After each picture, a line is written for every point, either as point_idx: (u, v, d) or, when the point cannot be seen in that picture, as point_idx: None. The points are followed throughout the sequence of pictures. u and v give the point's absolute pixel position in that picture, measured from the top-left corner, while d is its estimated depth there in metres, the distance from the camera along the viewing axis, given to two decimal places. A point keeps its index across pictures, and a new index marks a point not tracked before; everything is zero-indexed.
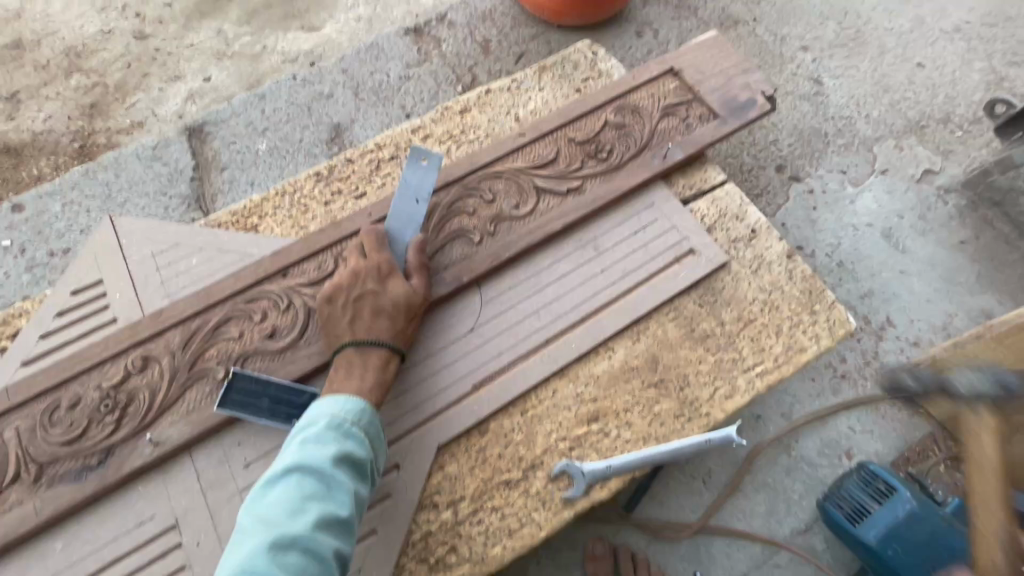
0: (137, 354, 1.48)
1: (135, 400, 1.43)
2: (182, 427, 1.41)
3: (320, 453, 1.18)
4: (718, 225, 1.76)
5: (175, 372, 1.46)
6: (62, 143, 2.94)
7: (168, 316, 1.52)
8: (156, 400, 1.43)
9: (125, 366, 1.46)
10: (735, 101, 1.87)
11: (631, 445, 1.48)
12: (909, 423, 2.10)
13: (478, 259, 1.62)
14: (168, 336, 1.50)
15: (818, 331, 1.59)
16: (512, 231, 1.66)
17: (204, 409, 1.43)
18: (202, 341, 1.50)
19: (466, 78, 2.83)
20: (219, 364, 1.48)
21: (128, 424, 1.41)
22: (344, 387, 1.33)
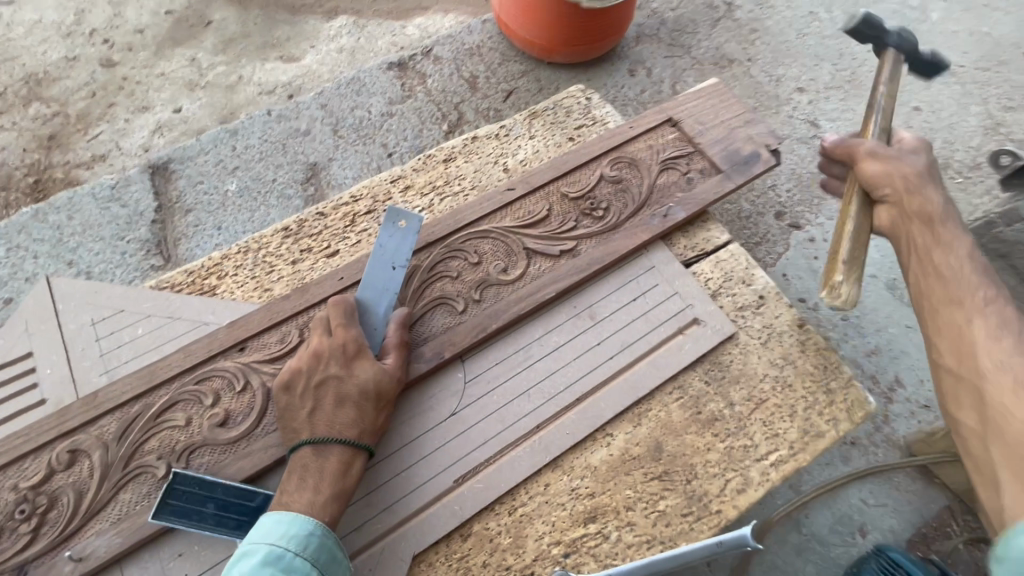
0: (63, 447, 1.28)
1: (58, 503, 1.23)
2: (110, 538, 1.20)
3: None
4: (723, 291, 1.61)
5: (107, 469, 1.26)
6: (15, 177, 2.72)
7: (103, 400, 1.32)
8: (83, 504, 1.23)
9: (48, 462, 1.26)
10: (738, 155, 1.74)
11: (633, 550, 1.31)
12: (923, 495, 1.96)
13: (461, 332, 1.45)
14: (102, 424, 1.31)
15: (836, 414, 1.45)
16: (498, 298, 1.51)
17: (138, 515, 1.22)
18: (141, 431, 1.30)
19: (452, 115, 2.69)
20: (160, 457, 1.28)
21: (48, 534, 1.20)
22: (296, 500, 1.17)
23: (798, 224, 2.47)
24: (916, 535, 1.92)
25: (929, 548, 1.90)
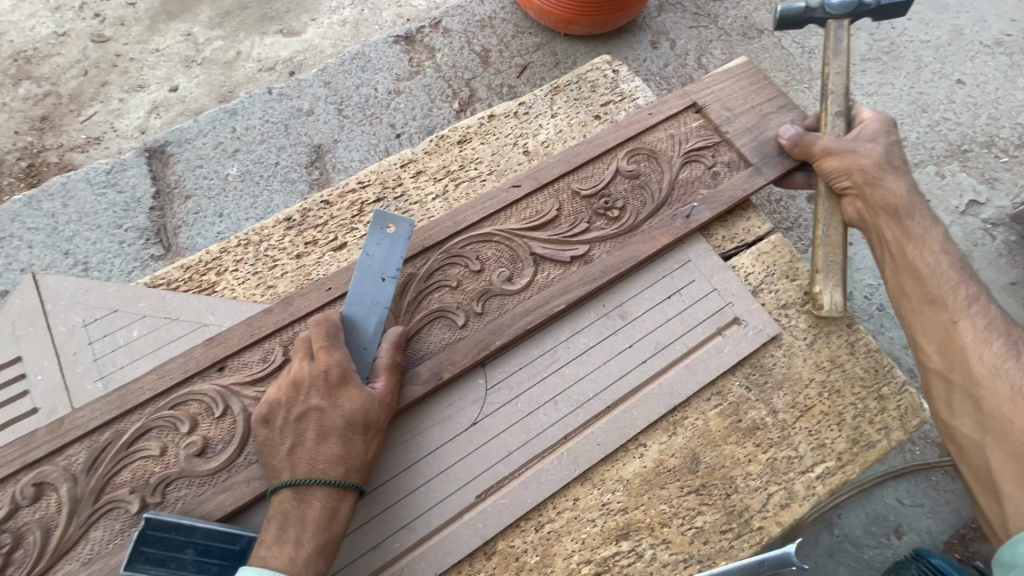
0: (27, 480, 1.17)
1: (23, 543, 1.13)
2: None
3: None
4: (765, 287, 1.48)
5: (75, 505, 1.16)
6: (7, 161, 2.60)
7: (71, 428, 1.21)
8: (50, 544, 1.13)
9: (11, 497, 1.16)
10: (770, 145, 1.56)
11: (669, 569, 1.22)
12: (963, 495, 1.87)
13: (460, 348, 1.33)
14: (69, 455, 1.19)
15: (889, 422, 1.34)
16: (501, 309, 1.39)
17: (111, 555, 1.12)
18: (111, 462, 1.19)
19: (463, 93, 2.54)
20: (133, 491, 1.18)
21: None
22: (275, 555, 1.09)
23: None
24: (955, 537, 1.83)
25: (968, 551, 1.81)
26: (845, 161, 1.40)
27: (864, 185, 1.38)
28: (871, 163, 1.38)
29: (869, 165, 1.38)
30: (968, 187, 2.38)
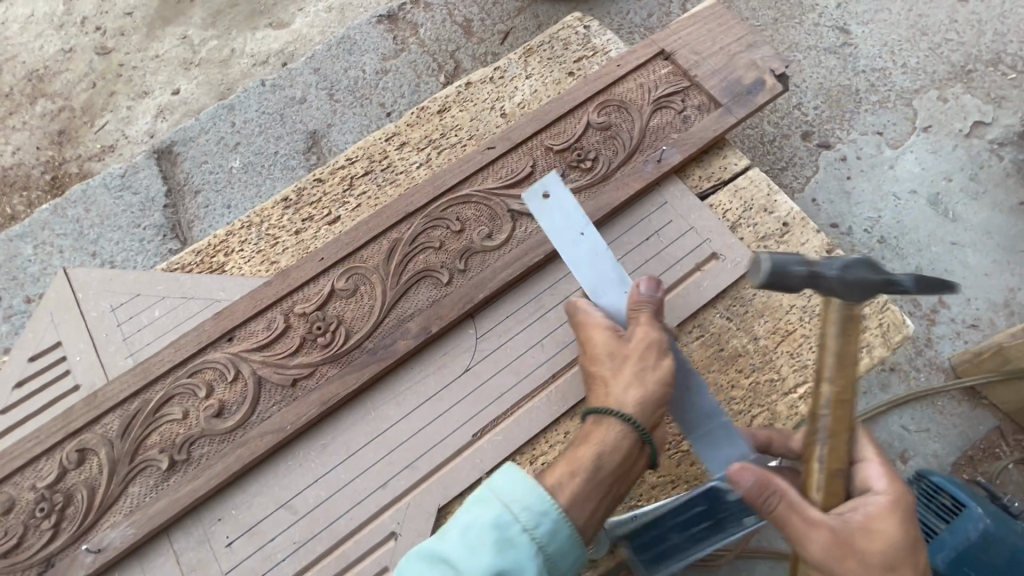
0: (72, 447, 1.34)
1: (73, 501, 1.30)
2: (124, 529, 1.27)
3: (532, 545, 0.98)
4: (743, 222, 1.52)
5: (114, 465, 1.32)
6: (34, 175, 2.78)
7: (105, 399, 1.37)
8: (96, 499, 1.30)
9: (60, 462, 1.33)
10: (739, 84, 1.60)
11: (657, 491, 1.31)
12: (970, 417, 1.87)
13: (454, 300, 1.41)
14: (105, 423, 1.36)
15: (870, 340, 1.38)
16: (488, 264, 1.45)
17: (148, 506, 1.28)
18: (142, 426, 1.35)
19: (448, 66, 2.57)
20: (162, 451, 1.33)
21: (67, 530, 1.28)
22: None
23: (826, 143, 2.28)
24: (962, 459, 1.84)
25: (976, 471, 1.82)
26: (867, 504, 1.00)
27: (888, 505, 1.00)
28: (888, 491, 1.01)
29: (897, 529, 0.98)
30: (972, 108, 2.29)
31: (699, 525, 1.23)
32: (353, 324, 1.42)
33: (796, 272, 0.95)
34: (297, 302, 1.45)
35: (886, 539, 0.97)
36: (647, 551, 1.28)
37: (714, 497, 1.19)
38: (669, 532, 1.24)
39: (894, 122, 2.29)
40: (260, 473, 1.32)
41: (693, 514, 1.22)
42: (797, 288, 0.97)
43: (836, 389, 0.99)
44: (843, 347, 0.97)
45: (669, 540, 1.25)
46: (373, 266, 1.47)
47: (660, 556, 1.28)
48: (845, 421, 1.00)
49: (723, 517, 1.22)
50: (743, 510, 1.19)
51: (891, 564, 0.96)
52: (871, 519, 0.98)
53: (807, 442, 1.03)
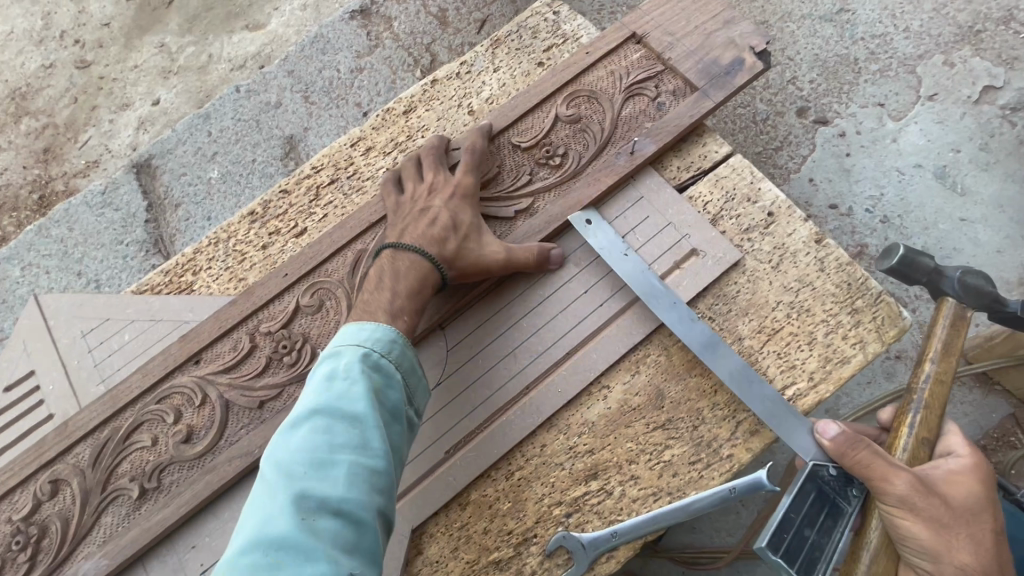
0: (45, 478, 1.33)
1: (48, 532, 1.29)
2: (98, 560, 1.26)
3: (348, 458, 0.97)
4: (725, 213, 1.43)
5: (87, 495, 1.31)
6: (22, 196, 2.77)
7: (75, 428, 1.35)
8: (70, 530, 1.29)
9: (33, 494, 1.32)
10: (717, 65, 1.50)
11: (639, 504, 1.25)
12: (982, 405, 1.77)
13: (403, 258, 1.31)
14: (76, 453, 1.34)
15: (862, 336, 1.29)
16: (427, 217, 1.35)
17: (121, 536, 1.27)
18: (112, 455, 1.33)
19: (424, 60, 2.48)
20: (133, 479, 1.32)
21: (43, 562, 1.28)
22: None
23: (824, 119, 2.15)
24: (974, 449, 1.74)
25: (990, 462, 1.72)
26: (946, 463, 1.11)
27: (967, 467, 1.10)
28: (969, 455, 1.12)
29: (971, 485, 1.08)
30: (982, 71, 2.13)
31: (820, 517, 1.11)
32: (319, 342, 1.38)
33: (925, 261, 1.25)
34: (262, 321, 1.41)
35: (963, 498, 1.07)
36: (797, 560, 1.05)
37: (817, 478, 1.13)
38: (804, 529, 1.08)
39: (896, 92, 2.14)
40: (231, 499, 1.30)
41: (810, 504, 1.11)
42: (925, 280, 1.27)
43: (938, 368, 1.20)
44: (941, 344, 1.22)
45: (809, 540, 1.08)
46: (338, 280, 1.42)
47: (810, 563, 1.06)
48: (937, 399, 1.19)
49: (834, 501, 1.13)
50: (842, 487, 1.14)
51: (968, 518, 1.06)
52: (954, 477, 1.09)
53: (901, 408, 1.19)
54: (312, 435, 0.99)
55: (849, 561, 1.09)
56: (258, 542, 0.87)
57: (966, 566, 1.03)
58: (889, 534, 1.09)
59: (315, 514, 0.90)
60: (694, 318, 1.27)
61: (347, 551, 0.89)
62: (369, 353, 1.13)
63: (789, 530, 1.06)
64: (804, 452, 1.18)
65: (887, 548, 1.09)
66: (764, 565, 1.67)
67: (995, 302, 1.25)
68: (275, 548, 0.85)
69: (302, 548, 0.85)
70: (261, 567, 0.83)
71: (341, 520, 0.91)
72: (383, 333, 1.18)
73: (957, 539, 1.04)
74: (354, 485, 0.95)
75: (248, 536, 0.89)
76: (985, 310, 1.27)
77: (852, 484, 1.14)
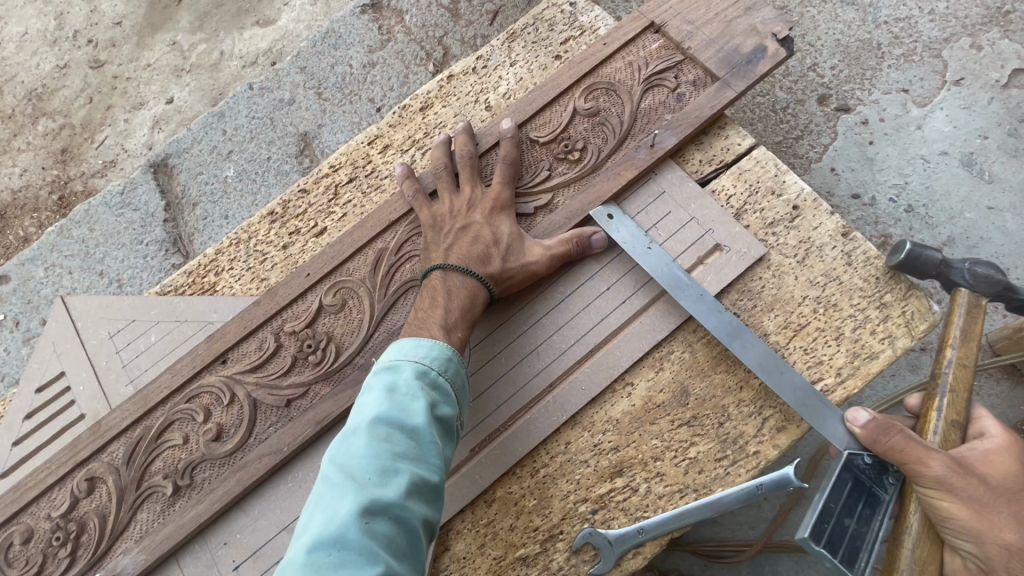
0: (81, 476, 1.36)
1: (86, 528, 1.33)
2: (136, 555, 1.29)
3: (408, 468, 0.98)
4: (749, 207, 1.41)
5: (122, 492, 1.34)
6: (42, 197, 2.80)
7: (108, 428, 1.38)
8: (107, 526, 1.32)
9: (71, 491, 1.35)
10: (739, 54, 1.47)
11: (664, 501, 1.25)
12: (1011, 397, 1.74)
13: (455, 278, 1.30)
14: (110, 451, 1.37)
15: (891, 330, 1.27)
16: (469, 236, 1.34)
17: (157, 532, 1.30)
18: (145, 453, 1.36)
19: (437, 53, 2.46)
20: (166, 476, 1.34)
21: (83, 557, 1.31)
22: None
23: (845, 106, 2.11)
24: None
25: None
26: (982, 444, 1.10)
27: (1004, 446, 1.09)
28: (1002, 434, 1.11)
29: (1011, 466, 1.07)
30: (1011, 54, 2.06)
31: (858, 506, 1.10)
32: (343, 341, 1.39)
33: (932, 255, 1.23)
34: (287, 321, 1.42)
35: (1003, 478, 1.06)
36: (839, 549, 1.05)
37: (852, 467, 1.12)
38: (844, 517, 1.07)
39: (921, 78, 2.09)
40: (260, 497, 1.32)
41: (849, 493, 1.10)
42: (935, 272, 1.26)
43: (961, 353, 1.19)
44: (965, 328, 1.20)
45: (850, 528, 1.07)
46: (360, 279, 1.43)
47: (852, 552, 1.06)
48: (963, 380, 1.17)
49: (871, 489, 1.12)
50: (878, 475, 1.14)
51: (1009, 498, 1.05)
52: (989, 457, 1.08)
53: (926, 395, 1.18)
54: (373, 442, 0.99)
55: (895, 547, 1.07)
56: (320, 543, 0.86)
57: (1011, 547, 1.02)
58: (929, 517, 1.08)
59: (376, 518, 0.91)
60: (722, 310, 1.26)
61: (400, 558, 0.91)
62: (426, 370, 1.13)
63: (829, 520, 1.06)
64: (840, 441, 1.17)
65: (928, 535, 1.07)
66: (786, 557, 1.67)
67: (1007, 290, 1.24)
68: (339, 548, 0.85)
69: (362, 550, 0.86)
70: (323, 565, 0.83)
71: (398, 526, 0.92)
72: (439, 350, 1.17)
73: (1000, 521, 1.03)
74: (413, 495, 0.96)
75: (313, 535, 0.89)
76: (997, 297, 1.26)
77: (886, 472, 1.14)
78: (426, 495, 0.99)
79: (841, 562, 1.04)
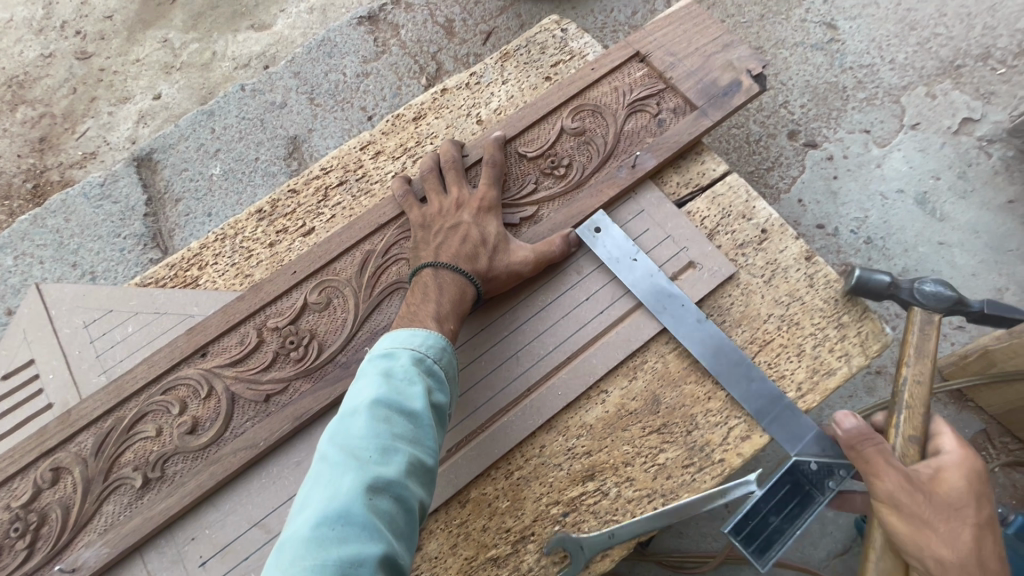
0: (46, 466, 1.33)
1: (48, 520, 1.30)
2: (98, 549, 1.26)
3: (406, 449, 1.02)
4: (721, 228, 1.49)
5: (89, 483, 1.32)
6: (15, 184, 2.74)
7: (78, 417, 1.36)
8: (71, 518, 1.29)
9: (34, 481, 1.32)
10: (716, 87, 1.58)
11: (633, 505, 1.29)
12: (957, 420, 1.85)
13: (445, 274, 1.33)
14: (79, 441, 1.35)
15: (848, 349, 1.36)
16: (458, 234, 1.39)
17: (123, 525, 1.28)
18: (116, 444, 1.34)
19: (430, 68, 2.53)
20: (136, 468, 1.32)
21: (41, 550, 1.28)
22: None
23: (813, 142, 2.25)
24: None
25: None
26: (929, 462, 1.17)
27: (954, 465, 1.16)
28: (956, 452, 1.17)
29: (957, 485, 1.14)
30: (961, 104, 2.25)
31: (789, 506, 1.21)
32: (326, 338, 1.41)
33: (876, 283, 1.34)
34: (270, 316, 1.43)
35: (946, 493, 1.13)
36: (753, 541, 1.18)
37: (795, 471, 1.22)
38: (769, 515, 1.19)
39: (881, 120, 2.25)
40: (232, 491, 1.31)
41: (783, 494, 1.21)
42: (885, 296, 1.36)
43: (912, 373, 1.28)
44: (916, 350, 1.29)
45: (773, 524, 1.19)
46: (346, 279, 1.45)
47: (766, 544, 1.18)
48: (914, 398, 1.26)
49: (809, 491, 1.22)
50: (822, 480, 1.22)
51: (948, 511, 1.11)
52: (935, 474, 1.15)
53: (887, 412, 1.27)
54: (372, 423, 1.03)
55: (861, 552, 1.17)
56: (323, 518, 0.90)
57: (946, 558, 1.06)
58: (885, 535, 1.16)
59: (377, 496, 0.95)
60: (702, 320, 1.36)
61: (399, 535, 0.95)
62: (422, 357, 1.17)
63: (753, 517, 1.19)
64: (790, 444, 1.28)
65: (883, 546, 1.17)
66: (746, 569, 1.73)
67: (957, 305, 1.32)
68: (342, 523, 0.89)
69: (364, 526, 0.90)
70: (327, 540, 0.86)
71: (397, 505, 0.97)
72: (434, 339, 1.21)
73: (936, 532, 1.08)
74: (410, 475, 1.00)
75: (315, 511, 0.92)
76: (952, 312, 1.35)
77: (830, 476, 1.22)
78: (422, 476, 1.04)
79: (751, 552, 1.17)
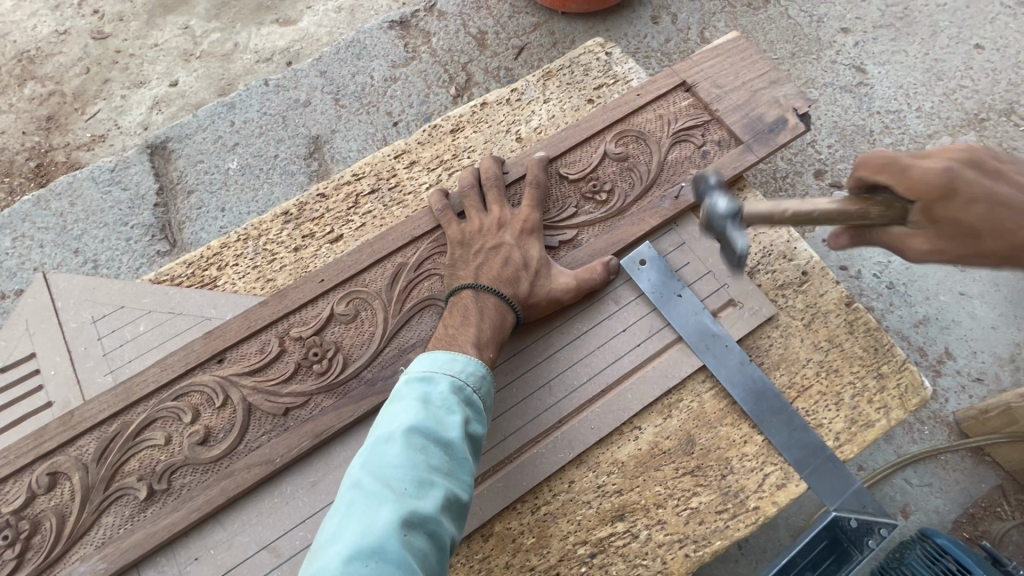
0: (43, 470, 1.25)
1: (40, 529, 1.21)
2: (94, 563, 1.19)
3: (443, 482, 0.97)
4: (761, 267, 1.47)
5: (88, 492, 1.24)
6: (18, 162, 2.63)
7: (80, 419, 1.28)
8: (66, 528, 1.21)
9: (29, 485, 1.24)
10: (762, 123, 1.56)
11: (664, 549, 1.24)
12: (974, 474, 1.83)
13: (486, 299, 1.29)
14: (80, 445, 1.27)
15: (887, 401, 1.34)
16: (499, 256, 1.35)
17: (122, 539, 1.20)
18: (120, 451, 1.26)
19: (460, 78, 2.49)
20: (140, 479, 1.25)
21: (32, 561, 1.20)
22: None
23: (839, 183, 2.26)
24: (963, 517, 1.80)
25: (977, 530, 1.78)
26: None
27: None
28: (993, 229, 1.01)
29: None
30: None
31: (825, 562, 1.21)
32: (351, 353, 1.35)
33: None
34: (293, 325, 1.37)
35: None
36: None
37: (834, 528, 1.22)
38: (805, 571, 1.21)
39: None
40: (242, 510, 1.24)
41: (819, 550, 1.21)
42: None
43: None
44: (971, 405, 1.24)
45: None
46: (376, 291, 1.40)
47: None
48: None
49: (847, 547, 1.22)
50: (860, 537, 1.21)
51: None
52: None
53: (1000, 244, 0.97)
54: (408, 452, 0.97)
55: None
56: (356, 552, 0.84)
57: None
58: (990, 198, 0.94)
59: (413, 532, 0.89)
60: (745, 364, 1.34)
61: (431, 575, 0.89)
62: (461, 385, 1.12)
63: (789, 572, 1.20)
64: (829, 496, 1.26)
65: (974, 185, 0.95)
66: None
67: None
68: (377, 559, 0.83)
69: (399, 564, 0.83)
70: None
71: (431, 542, 0.91)
72: (474, 366, 1.16)
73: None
74: (445, 511, 0.95)
75: (346, 544, 0.85)
76: None
77: (870, 535, 1.21)
78: (456, 511, 0.98)
79: None
